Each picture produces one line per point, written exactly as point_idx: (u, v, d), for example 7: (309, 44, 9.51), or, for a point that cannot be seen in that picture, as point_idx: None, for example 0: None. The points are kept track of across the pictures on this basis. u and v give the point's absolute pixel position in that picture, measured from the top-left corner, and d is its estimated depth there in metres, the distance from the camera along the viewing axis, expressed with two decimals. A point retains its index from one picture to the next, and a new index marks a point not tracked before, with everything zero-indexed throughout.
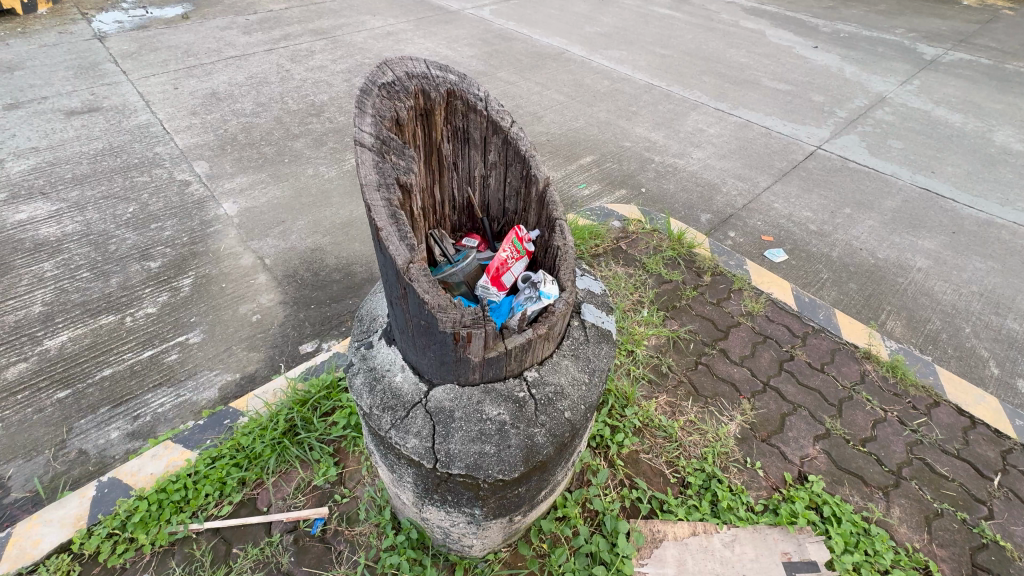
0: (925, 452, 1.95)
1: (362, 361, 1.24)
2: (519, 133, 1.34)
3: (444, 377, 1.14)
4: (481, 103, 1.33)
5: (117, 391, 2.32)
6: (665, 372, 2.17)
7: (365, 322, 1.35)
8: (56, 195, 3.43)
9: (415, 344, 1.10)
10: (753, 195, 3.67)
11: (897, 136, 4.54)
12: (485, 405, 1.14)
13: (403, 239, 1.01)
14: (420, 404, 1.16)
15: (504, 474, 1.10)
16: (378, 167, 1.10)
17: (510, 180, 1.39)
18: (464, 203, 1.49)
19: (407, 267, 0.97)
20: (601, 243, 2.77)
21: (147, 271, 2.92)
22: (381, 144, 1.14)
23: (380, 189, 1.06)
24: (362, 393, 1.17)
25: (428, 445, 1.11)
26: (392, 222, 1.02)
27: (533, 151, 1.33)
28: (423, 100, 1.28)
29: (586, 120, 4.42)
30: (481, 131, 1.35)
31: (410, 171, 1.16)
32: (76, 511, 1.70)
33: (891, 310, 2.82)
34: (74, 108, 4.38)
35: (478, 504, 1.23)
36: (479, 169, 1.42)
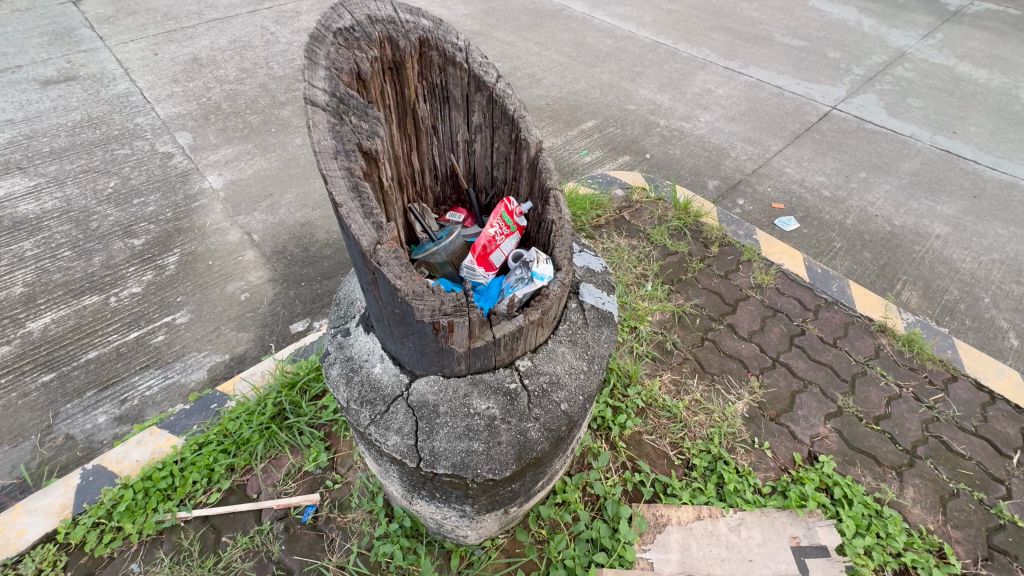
0: (941, 430, 1.86)
1: (339, 350, 1.15)
2: (505, 89, 1.21)
3: (427, 368, 1.05)
4: (460, 55, 1.20)
5: (103, 373, 2.25)
6: (670, 350, 2.07)
7: (342, 305, 1.25)
8: (34, 170, 3.29)
9: (392, 333, 1.00)
10: (763, 160, 3.49)
11: (917, 94, 4.29)
12: (473, 398, 1.05)
13: (368, 216, 0.89)
14: (402, 397, 1.07)
15: (494, 473, 1.02)
16: (335, 130, 0.97)
17: (498, 145, 1.27)
18: (448, 172, 1.37)
19: (373, 249, 0.86)
20: (602, 213, 2.63)
21: (130, 248, 2.81)
22: (338, 102, 1.01)
23: (339, 157, 0.94)
24: (338, 386, 1.08)
25: (410, 442, 1.02)
26: (353, 195, 0.90)
27: (523, 111, 1.21)
28: (391, 49, 1.14)
29: (588, 81, 4.19)
30: (462, 89, 1.23)
31: (373, 134, 1.02)
32: (60, 501, 1.65)
33: (906, 281, 2.69)
34: (49, 78, 4.17)
35: (469, 500, 1.15)
36: (462, 133, 1.30)
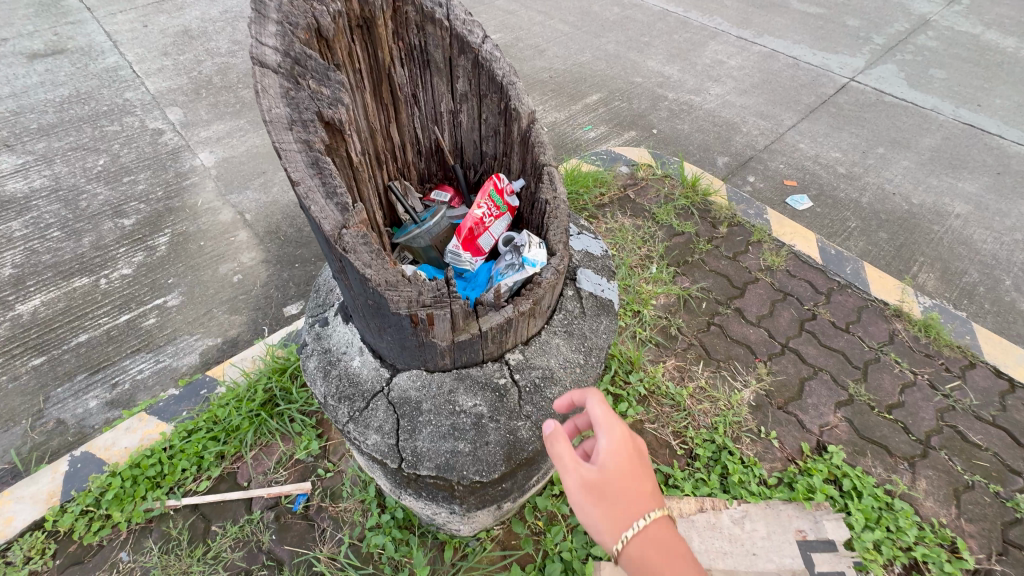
0: (957, 420, 1.79)
1: (316, 341, 1.15)
2: (492, 52, 1.15)
3: (409, 362, 1.05)
4: (441, 13, 1.14)
5: (94, 357, 2.21)
6: (674, 335, 1.99)
7: (321, 294, 1.25)
8: (21, 147, 3.20)
9: (370, 325, 0.98)
10: (776, 135, 3.34)
11: (941, 64, 4.07)
12: (459, 394, 1.04)
13: (331, 196, 0.86)
14: (382, 392, 1.06)
15: (481, 476, 0.99)
16: (291, 98, 0.92)
17: (485, 115, 1.22)
18: (432, 147, 1.34)
19: (339, 235, 0.84)
20: (606, 191, 2.51)
21: (120, 229, 2.74)
22: (292, 65, 0.95)
23: (295, 127, 0.89)
24: (316, 380, 1.07)
25: (391, 442, 1.00)
26: (313, 172, 0.87)
27: (512, 77, 1.15)
28: (359, 5, 1.07)
29: (593, 53, 4.00)
30: (444, 50, 1.17)
31: (337, 102, 0.96)
32: (48, 488, 1.62)
33: (924, 262, 2.57)
34: (36, 51, 4.04)
35: (458, 501, 1.10)
36: (446, 103, 1.25)
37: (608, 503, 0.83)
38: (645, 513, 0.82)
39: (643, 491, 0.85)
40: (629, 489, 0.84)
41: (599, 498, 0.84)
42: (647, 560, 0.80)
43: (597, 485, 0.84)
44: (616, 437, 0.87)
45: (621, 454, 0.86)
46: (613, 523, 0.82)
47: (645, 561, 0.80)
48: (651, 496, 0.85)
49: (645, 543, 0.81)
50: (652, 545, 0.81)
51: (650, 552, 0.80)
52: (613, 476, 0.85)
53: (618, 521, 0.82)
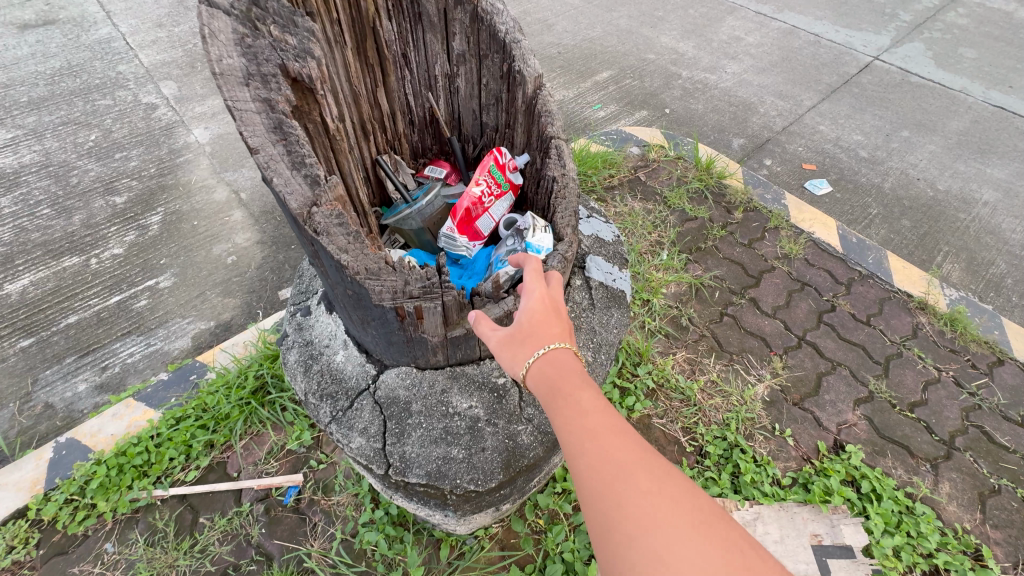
0: (983, 420, 1.69)
1: (297, 332, 1.11)
2: (492, 7, 1.05)
3: (397, 359, 1.01)
4: None
5: (83, 339, 2.14)
6: (685, 326, 1.89)
7: (303, 284, 1.21)
8: (11, 121, 3.10)
9: (354, 319, 0.94)
10: (795, 116, 3.18)
11: (971, 43, 3.86)
12: (453, 395, 0.99)
13: (297, 166, 0.79)
14: (368, 391, 1.02)
15: (476, 484, 0.93)
16: (247, 50, 0.84)
17: (485, 79, 1.12)
18: (426, 116, 1.24)
19: (307, 213, 0.77)
20: (615, 173, 2.40)
21: (112, 207, 2.65)
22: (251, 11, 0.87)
23: (252, 82, 0.82)
24: (296, 376, 1.03)
25: (378, 446, 0.95)
26: (275, 137, 0.79)
27: (516, 37, 1.05)
28: None
29: (604, 28, 3.82)
30: (438, 3, 1.06)
31: (304, 55, 0.88)
32: (32, 475, 1.56)
33: (949, 252, 2.45)
34: (27, 22, 3.90)
35: (452, 509, 1.04)
36: (441, 66, 1.15)
37: (516, 344, 0.80)
38: (549, 343, 0.77)
39: (552, 326, 0.80)
40: (536, 325, 0.79)
41: (510, 339, 0.81)
42: (546, 381, 0.75)
43: (510, 332, 0.81)
44: (531, 285, 0.83)
45: (533, 296, 0.82)
46: (518, 358, 0.79)
47: (544, 383, 0.75)
48: (563, 334, 0.79)
49: (547, 369, 0.75)
50: (552, 366, 0.75)
51: (550, 373, 0.75)
52: (523, 318, 0.81)
53: (523, 356, 0.78)
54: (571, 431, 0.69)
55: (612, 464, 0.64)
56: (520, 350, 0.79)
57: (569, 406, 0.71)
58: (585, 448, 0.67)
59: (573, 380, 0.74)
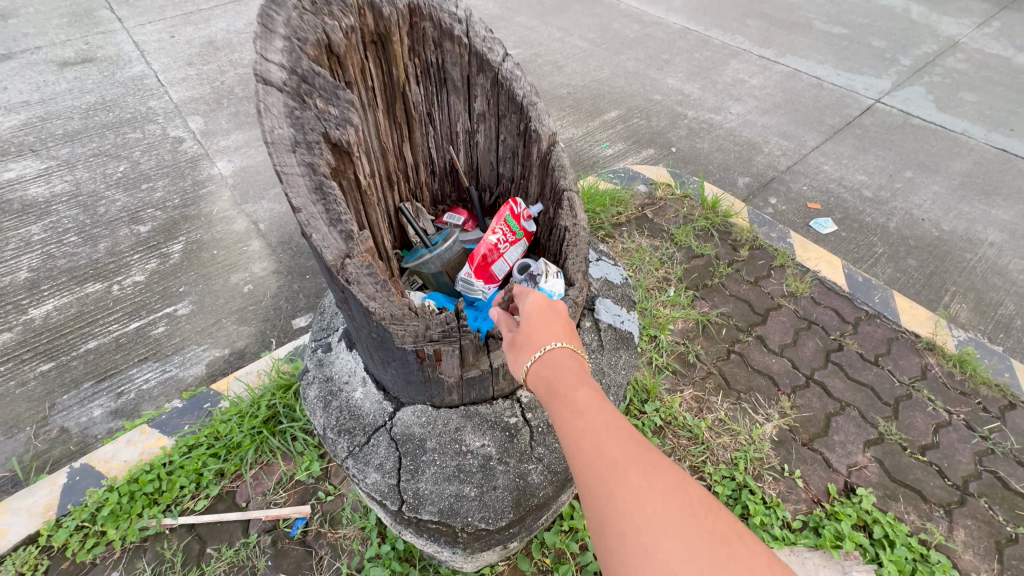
0: (996, 465, 1.67)
1: (318, 368, 1.15)
2: (512, 71, 1.12)
3: (415, 398, 1.05)
4: (460, 28, 1.11)
5: (101, 365, 2.20)
6: (692, 363, 1.91)
7: (325, 319, 1.27)
8: (46, 153, 3.26)
9: (375, 358, 0.98)
10: (799, 156, 3.26)
11: (970, 87, 3.96)
12: (466, 433, 1.04)
13: (334, 223, 0.85)
14: (385, 427, 1.06)
15: (487, 522, 0.96)
16: (295, 117, 0.90)
17: (503, 135, 1.20)
18: (447, 166, 1.31)
19: (342, 264, 0.83)
20: (623, 211, 2.46)
21: (136, 235, 2.75)
22: (300, 81, 0.93)
23: (298, 149, 0.88)
24: (316, 411, 1.07)
25: (392, 482, 0.98)
26: (315, 198, 0.85)
27: (533, 97, 1.12)
28: (374, 19, 1.05)
29: (612, 69, 3.98)
30: (462, 68, 1.15)
31: (345, 123, 0.94)
32: (45, 500, 1.59)
33: (956, 292, 2.46)
34: (67, 60, 4.14)
35: (462, 547, 1.06)
36: (463, 122, 1.23)
37: (520, 348, 0.86)
38: (547, 342, 0.83)
39: (551, 327, 0.86)
40: (536, 327, 0.86)
41: (515, 342, 0.87)
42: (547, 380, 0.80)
43: (514, 335, 0.88)
44: (531, 291, 0.92)
45: (533, 301, 0.90)
46: (522, 360, 0.85)
47: (545, 380, 0.80)
48: (561, 334, 0.85)
49: (547, 371, 0.80)
50: (550, 366, 0.81)
51: (550, 373, 0.80)
52: (524, 320, 0.89)
53: (526, 357, 0.84)
54: (566, 426, 0.73)
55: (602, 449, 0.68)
56: (523, 351, 0.85)
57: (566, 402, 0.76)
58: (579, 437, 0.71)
59: (569, 376, 0.78)
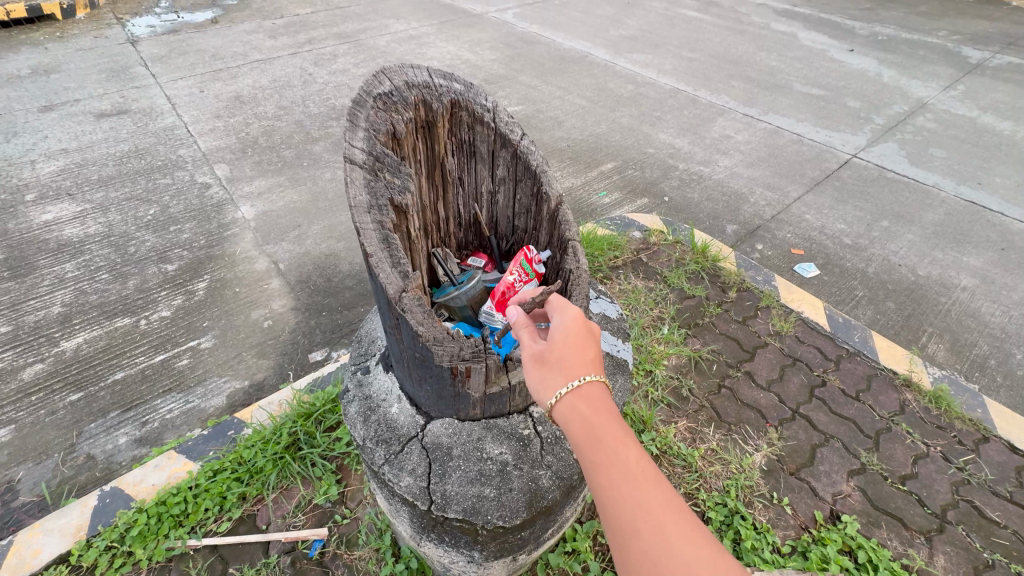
0: (972, 494, 1.79)
1: (359, 387, 1.30)
2: (529, 147, 1.34)
3: (443, 411, 1.20)
4: (488, 115, 1.34)
5: (128, 395, 2.32)
6: (685, 396, 2.05)
7: (363, 344, 1.43)
8: (81, 196, 3.50)
9: (411, 376, 1.14)
10: (783, 205, 3.50)
11: (940, 144, 4.29)
12: (487, 443, 1.18)
13: (396, 266, 1.03)
14: (416, 438, 1.20)
15: (505, 519, 1.11)
16: (370, 187, 1.13)
17: (520, 196, 1.40)
18: (471, 220, 1.50)
19: (399, 296, 0.99)
20: (620, 255, 2.66)
21: (163, 273, 2.94)
22: (374, 161, 1.16)
23: (373, 212, 1.09)
24: (356, 423, 1.22)
25: (423, 484, 1.13)
26: (383, 246, 1.04)
27: (545, 166, 1.33)
28: (425, 111, 1.29)
29: (608, 125, 4.31)
30: (488, 144, 1.37)
31: (405, 190, 1.17)
32: (76, 521, 1.68)
33: (932, 333, 2.63)
34: (103, 111, 4.48)
35: (478, 546, 1.21)
36: (486, 185, 1.43)
37: (551, 369, 0.93)
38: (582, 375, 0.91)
39: (582, 360, 0.94)
40: (569, 357, 0.93)
41: (542, 362, 0.95)
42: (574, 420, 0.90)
43: (546, 355, 0.95)
44: (568, 315, 0.98)
45: (567, 325, 0.97)
46: (549, 387, 0.93)
47: (576, 419, 0.89)
48: (593, 365, 0.93)
49: (585, 409, 0.89)
50: (580, 409, 0.90)
51: (579, 412, 0.89)
52: (558, 344, 0.95)
53: (553, 383, 0.93)
54: (604, 467, 0.84)
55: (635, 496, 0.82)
56: (552, 377, 0.93)
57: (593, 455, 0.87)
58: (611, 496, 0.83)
59: (598, 422, 0.88)
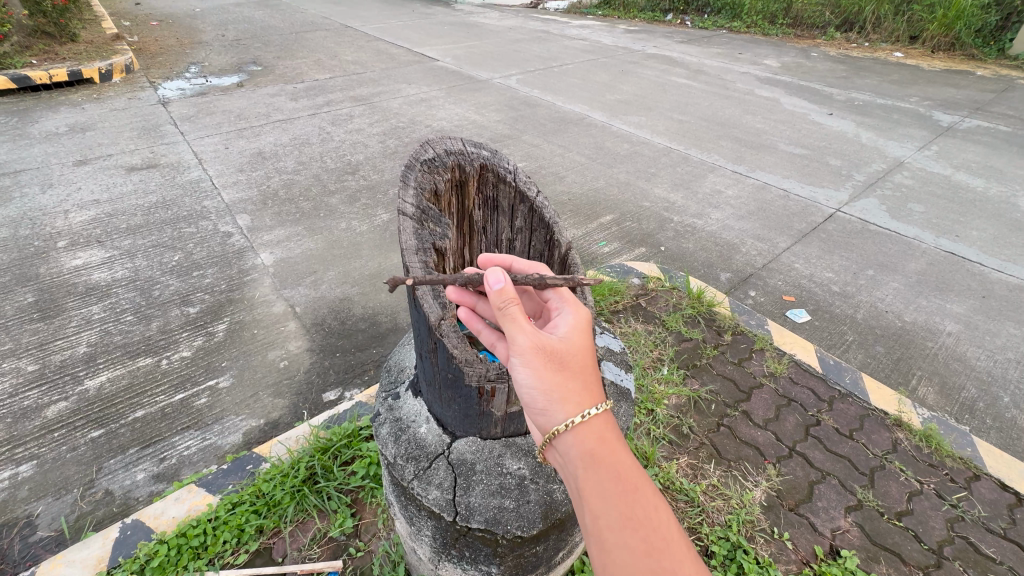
0: (967, 531, 1.85)
1: (390, 411, 1.48)
2: (543, 203, 1.55)
3: (467, 431, 1.37)
4: (510, 176, 1.53)
5: (147, 432, 2.40)
6: (686, 434, 2.14)
7: (393, 373, 1.62)
8: (110, 244, 3.70)
9: (441, 397, 1.33)
10: (773, 255, 3.71)
11: (918, 200, 4.57)
12: (506, 458, 1.36)
13: (437, 298, 1.23)
14: (443, 455, 1.37)
15: (523, 529, 1.25)
16: (417, 234, 1.31)
17: (534, 244, 1.58)
18: None
19: (439, 323, 1.18)
20: (620, 299, 2.81)
21: (186, 316, 3.08)
22: (421, 213, 1.35)
23: (421, 254, 1.28)
24: (388, 442, 1.38)
25: (449, 497, 1.28)
26: (427, 282, 1.23)
27: (557, 219, 1.55)
28: (459, 172, 1.48)
29: (607, 180, 4.61)
30: (509, 200, 1.54)
31: (445, 237, 1.37)
32: (97, 553, 1.73)
33: (922, 376, 2.74)
34: (134, 166, 4.79)
35: (496, 561, 1.37)
36: (506, 233, 1.60)
37: (567, 374, 1.02)
38: (603, 400, 1.01)
39: (594, 374, 1.05)
40: (583, 368, 1.04)
41: (558, 360, 1.02)
42: (590, 453, 0.96)
43: (561, 356, 1.03)
44: (578, 332, 1.10)
45: (573, 327, 1.10)
46: (572, 399, 0.99)
47: (599, 447, 0.97)
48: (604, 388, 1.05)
49: (610, 440, 0.98)
50: (600, 439, 0.97)
51: (599, 440, 0.97)
52: (573, 355, 1.04)
53: (568, 383, 1.01)
54: (629, 499, 0.92)
55: (658, 545, 0.88)
56: (573, 381, 1.01)
57: (608, 499, 0.91)
58: (631, 542, 0.88)
59: (620, 458, 0.96)
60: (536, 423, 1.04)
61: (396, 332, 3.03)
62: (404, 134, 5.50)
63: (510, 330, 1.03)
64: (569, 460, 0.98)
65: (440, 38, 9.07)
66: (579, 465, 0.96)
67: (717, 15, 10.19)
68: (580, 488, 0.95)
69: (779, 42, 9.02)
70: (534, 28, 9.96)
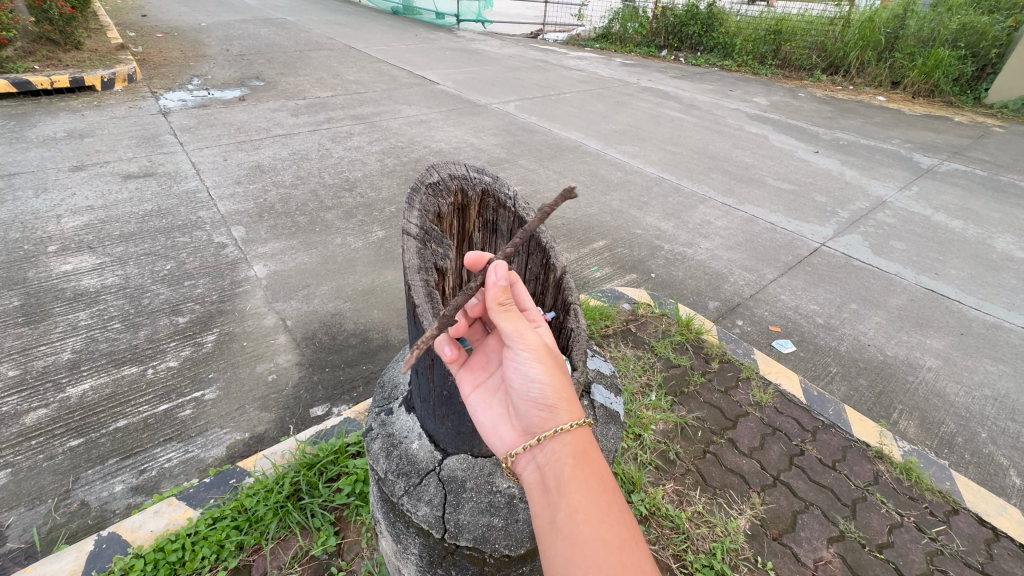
0: (946, 565, 1.87)
1: (382, 426, 1.49)
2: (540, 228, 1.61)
3: (459, 448, 1.40)
4: (509, 202, 1.58)
5: (128, 442, 2.36)
6: (672, 460, 2.16)
7: (386, 389, 1.64)
8: (102, 250, 3.68)
9: (435, 413, 1.36)
10: (760, 286, 3.79)
11: (899, 238, 4.72)
12: (497, 477, 1.37)
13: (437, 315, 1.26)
14: (433, 472, 1.38)
15: (510, 548, 1.27)
16: (421, 254, 1.35)
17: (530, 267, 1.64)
18: None
19: None
20: (610, 324, 2.86)
21: (174, 325, 3.06)
22: (424, 234, 1.39)
23: (423, 273, 1.32)
24: (380, 457, 1.39)
25: (438, 513, 1.29)
26: (428, 300, 1.27)
27: (553, 244, 1.61)
28: (462, 196, 1.51)
29: (600, 207, 4.71)
30: (508, 224, 1.60)
31: (446, 258, 1.42)
32: (70, 566, 1.68)
33: (902, 410, 2.80)
34: (131, 173, 4.80)
35: None
36: None
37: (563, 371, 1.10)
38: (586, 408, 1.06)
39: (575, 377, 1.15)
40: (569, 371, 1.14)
41: (558, 361, 1.11)
42: (580, 452, 0.99)
43: (556, 356, 1.12)
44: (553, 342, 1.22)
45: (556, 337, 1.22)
46: (566, 395, 1.04)
47: (586, 448, 1.00)
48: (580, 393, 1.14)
49: (596, 445, 1.01)
50: (587, 440, 1.01)
51: (587, 443, 1.01)
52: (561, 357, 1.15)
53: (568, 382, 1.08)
54: (608, 500, 0.94)
55: (628, 543, 0.90)
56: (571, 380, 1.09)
57: (589, 495, 0.94)
58: (605, 536, 0.90)
59: (604, 462, 0.99)
60: (532, 422, 1.05)
61: (387, 349, 3.03)
62: (402, 154, 5.59)
63: (516, 327, 1.08)
64: (555, 456, 0.99)
65: (441, 62, 9.31)
66: (564, 462, 0.98)
67: (709, 53, 10.59)
68: (562, 481, 0.96)
69: (768, 81, 9.38)
70: (533, 57, 10.27)
